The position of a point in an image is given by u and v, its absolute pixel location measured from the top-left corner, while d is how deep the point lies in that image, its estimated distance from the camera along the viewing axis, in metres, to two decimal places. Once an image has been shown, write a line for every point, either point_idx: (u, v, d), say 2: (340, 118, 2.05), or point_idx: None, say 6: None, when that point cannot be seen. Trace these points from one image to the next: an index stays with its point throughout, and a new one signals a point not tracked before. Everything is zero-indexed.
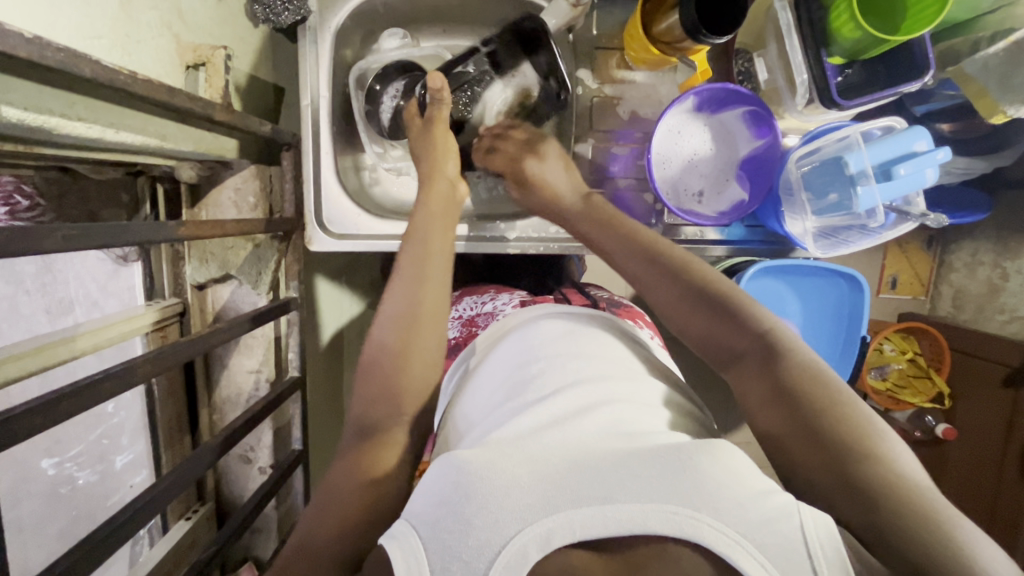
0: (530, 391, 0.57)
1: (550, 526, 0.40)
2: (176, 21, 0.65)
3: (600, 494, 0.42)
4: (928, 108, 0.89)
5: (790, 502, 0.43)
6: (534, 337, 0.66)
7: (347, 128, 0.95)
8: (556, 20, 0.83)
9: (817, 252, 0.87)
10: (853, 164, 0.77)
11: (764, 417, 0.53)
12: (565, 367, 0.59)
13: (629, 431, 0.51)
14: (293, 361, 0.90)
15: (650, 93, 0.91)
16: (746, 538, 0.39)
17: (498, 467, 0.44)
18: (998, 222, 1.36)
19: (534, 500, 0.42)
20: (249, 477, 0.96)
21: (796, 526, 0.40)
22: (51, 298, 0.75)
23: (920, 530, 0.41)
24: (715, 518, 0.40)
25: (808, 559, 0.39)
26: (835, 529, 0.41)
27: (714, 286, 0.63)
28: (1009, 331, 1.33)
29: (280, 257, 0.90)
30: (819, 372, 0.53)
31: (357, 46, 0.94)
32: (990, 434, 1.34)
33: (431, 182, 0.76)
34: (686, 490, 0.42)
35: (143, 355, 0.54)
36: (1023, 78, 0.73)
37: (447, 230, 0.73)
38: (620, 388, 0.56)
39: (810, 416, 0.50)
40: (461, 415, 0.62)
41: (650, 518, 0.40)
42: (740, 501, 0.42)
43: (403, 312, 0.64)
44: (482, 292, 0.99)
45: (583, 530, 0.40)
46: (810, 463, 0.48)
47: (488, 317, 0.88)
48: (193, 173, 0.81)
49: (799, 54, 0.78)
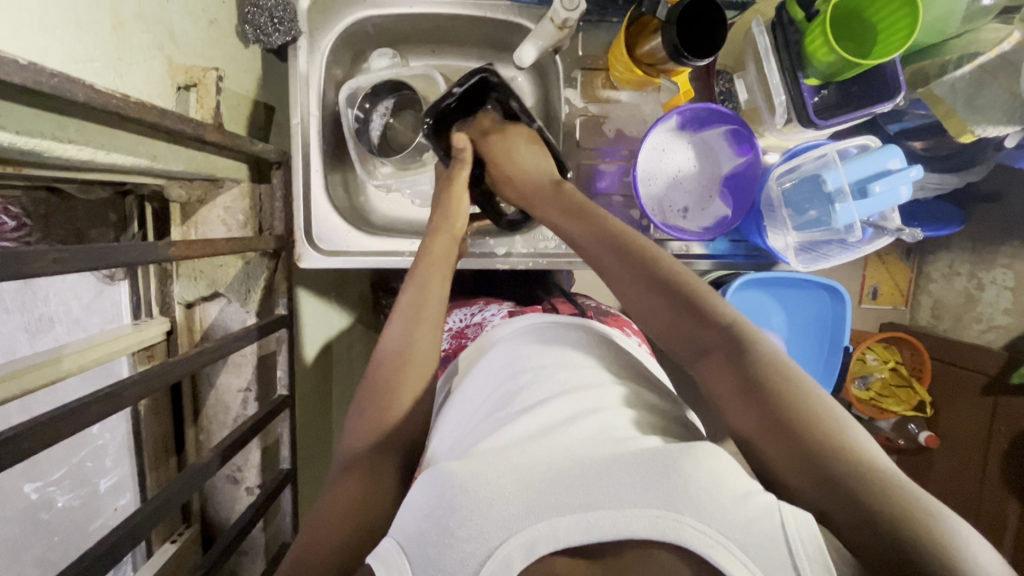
0: (515, 400, 0.58)
1: (535, 534, 0.42)
2: (168, 44, 0.65)
3: (584, 501, 0.43)
4: (901, 126, 0.92)
5: (773, 501, 0.43)
6: (519, 349, 0.67)
7: (337, 147, 0.96)
8: (542, 41, 0.86)
9: (798, 265, 0.90)
10: (831, 181, 0.79)
11: (738, 415, 0.53)
12: (555, 376, 0.61)
13: (615, 435, 0.52)
14: (282, 379, 0.90)
15: (635, 112, 0.94)
16: (728, 537, 0.40)
17: (484, 478, 0.46)
18: (972, 234, 1.41)
19: (518, 509, 0.43)
20: (237, 498, 0.95)
21: (777, 525, 0.41)
22: (31, 315, 0.74)
23: (891, 518, 0.41)
24: (696, 519, 0.41)
25: (789, 556, 0.39)
26: (815, 522, 0.41)
27: (674, 284, 0.62)
28: (987, 339, 1.37)
29: (270, 274, 0.89)
30: (788, 368, 0.53)
31: (347, 65, 0.95)
32: (971, 441, 1.38)
33: (437, 236, 0.78)
34: (669, 492, 0.43)
35: (131, 378, 0.53)
36: (987, 99, 0.77)
37: (445, 284, 0.73)
38: (609, 395, 0.58)
39: (779, 414, 0.50)
40: (446, 429, 0.64)
41: (634, 523, 0.42)
42: (723, 503, 0.42)
43: (397, 352, 0.66)
44: (472, 303, 1.01)
45: (566, 537, 0.42)
46: (783, 461, 0.48)
47: (477, 326, 0.89)
48: (183, 192, 0.81)
49: (777, 75, 0.81)
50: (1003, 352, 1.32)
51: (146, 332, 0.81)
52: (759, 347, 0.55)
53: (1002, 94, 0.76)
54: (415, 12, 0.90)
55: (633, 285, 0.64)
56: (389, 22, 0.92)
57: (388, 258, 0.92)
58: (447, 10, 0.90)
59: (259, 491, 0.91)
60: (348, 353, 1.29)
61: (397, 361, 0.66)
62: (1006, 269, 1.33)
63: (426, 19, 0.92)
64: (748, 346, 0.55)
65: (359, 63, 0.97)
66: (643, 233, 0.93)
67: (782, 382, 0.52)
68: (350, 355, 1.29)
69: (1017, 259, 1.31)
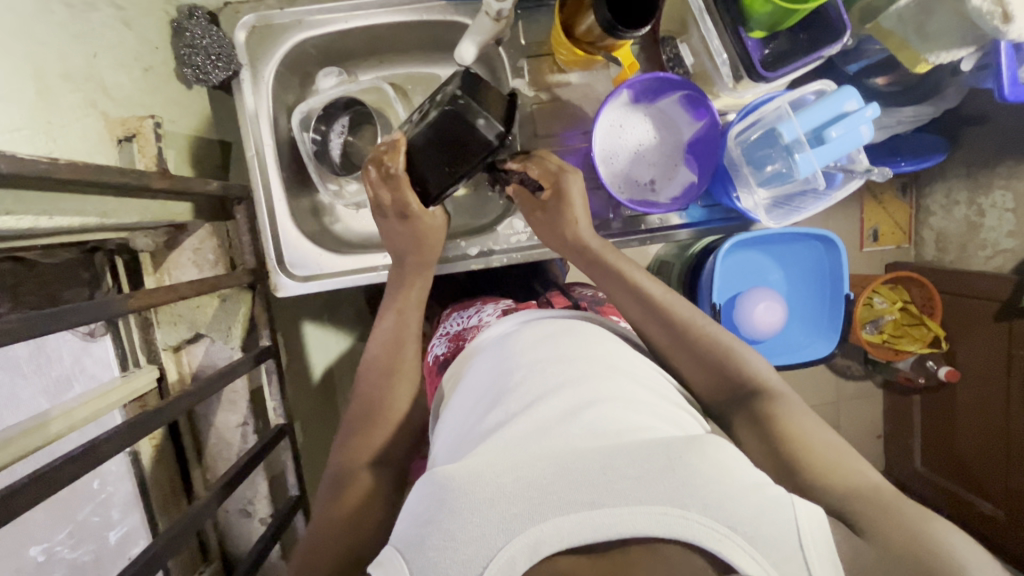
0: (508, 396, 0.58)
1: (537, 536, 0.44)
2: (102, 99, 0.65)
3: (588, 499, 0.45)
4: (859, 66, 0.90)
5: (785, 494, 0.47)
6: (518, 340, 0.67)
7: (298, 172, 0.97)
8: (480, 36, 0.85)
9: (772, 222, 0.87)
10: (786, 133, 0.76)
11: (749, 440, 0.64)
12: (543, 368, 0.60)
13: (612, 428, 0.52)
14: (277, 409, 0.91)
15: (587, 92, 0.93)
16: (736, 531, 0.43)
17: (482, 478, 0.47)
18: (965, 160, 1.38)
19: (520, 510, 0.45)
20: (251, 530, 0.96)
21: (789, 518, 0.45)
22: (48, 377, 0.74)
23: (886, 525, 0.51)
24: (703, 514, 0.43)
25: (800, 551, 0.43)
26: (826, 522, 0.45)
27: (700, 339, 0.71)
28: (994, 266, 1.34)
29: (248, 308, 0.91)
30: (796, 412, 0.64)
31: (297, 89, 0.96)
32: (992, 369, 1.35)
33: (406, 273, 0.79)
34: (675, 488, 0.45)
35: (108, 432, 0.55)
36: (938, 25, 0.71)
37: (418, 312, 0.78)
38: (602, 381, 0.58)
39: (784, 443, 0.61)
40: (443, 429, 0.65)
41: (639, 520, 0.44)
42: (727, 495, 0.45)
43: (386, 362, 0.74)
44: (469, 307, 0.99)
45: (571, 537, 0.44)
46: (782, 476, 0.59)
47: (474, 329, 0.87)
48: (148, 240, 0.83)
49: (716, 38, 0.79)
50: (1012, 276, 1.29)
51: (135, 382, 0.81)
52: (773, 397, 0.66)
53: (952, 17, 0.69)
54: (352, 27, 0.91)
55: (659, 337, 0.72)
56: (329, 42, 0.93)
57: (364, 275, 0.92)
58: (384, 20, 0.90)
59: (271, 521, 0.92)
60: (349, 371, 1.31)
61: (388, 370, 0.73)
62: (1005, 190, 1.29)
63: (366, 31, 0.92)
64: (764, 396, 0.66)
65: (308, 86, 0.98)
66: (614, 213, 0.91)
67: (790, 421, 0.63)
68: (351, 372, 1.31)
69: (1015, 179, 1.26)
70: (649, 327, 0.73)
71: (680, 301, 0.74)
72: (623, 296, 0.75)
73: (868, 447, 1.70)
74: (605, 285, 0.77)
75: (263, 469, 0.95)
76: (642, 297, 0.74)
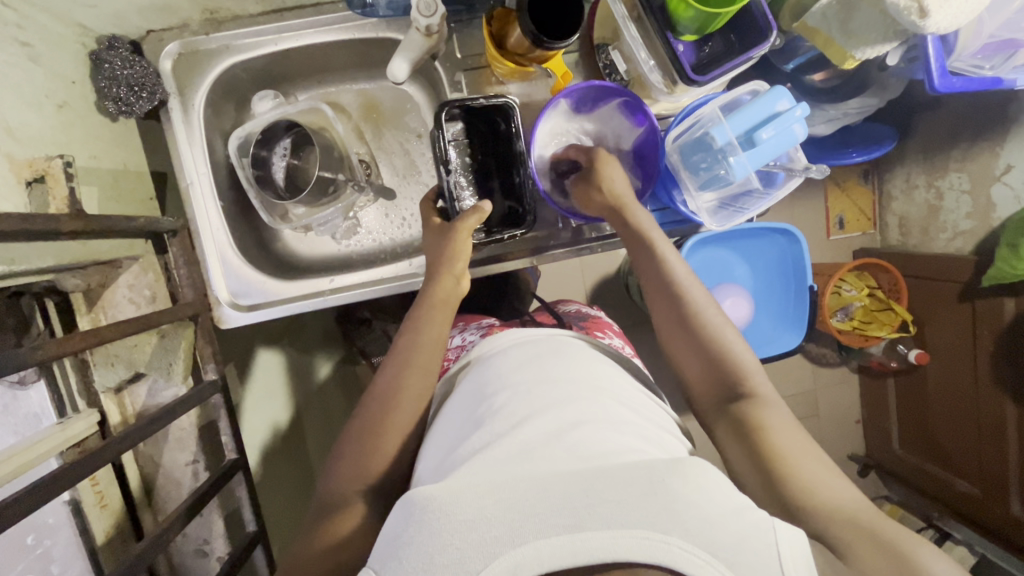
0: (492, 420, 0.58)
1: (518, 558, 0.42)
2: (6, 141, 0.61)
3: (569, 522, 0.43)
4: (796, 63, 0.90)
5: (767, 519, 0.47)
6: (505, 363, 0.66)
7: (240, 199, 0.95)
8: (412, 52, 0.83)
9: (716, 224, 0.87)
10: (719, 138, 0.75)
11: (733, 447, 0.65)
12: (528, 392, 0.60)
13: (596, 450, 0.52)
14: (229, 443, 0.88)
15: (527, 103, 0.92)
16: (717, 558, 0.42)
17: (463, 501, 0.47)
18: (921, 145, 1.39)
19: (501, 532, 0.44)
20: (210, 571, 0.92)
21: (770, 543, 0.45)
22: (18, 417, 0.75)
23: (870, 554, 0.50)
24: (684, 539, 0.43)
25: (780, 570, 0.44)
26: (803, 541, 0.46)
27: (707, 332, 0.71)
28: (956, 247, 1.36)
29: (190, 343, 0.87)
30: (782, 426, 0.64)
31: (233, 114, 0.95)
32: (959, 351, 1.36)
33: (438, 277, 0.76)
34: (659, 513, 0.44)
35: (16, 495, 0.51)
36: (861, 23, 0.71)
37: (443, 325, 0.74)
38: (588, 406, 0.58)
39: (768, 452, 0.61)
40: (425, 455, 0.63)
41: (621, 544, 0.42)
42: (709, 520, 0.45)
43: (384, 394, 0.69)
44: (451, 327, 0.96)
45: (551, 562, 0.42)
46: (762, 487, 0.59)
47: (457, 350, 0.86)
48: (78, 281, 0.79)
49: (642, 48, 0.80)
50: (972, 257, 1.30)
51: (69, 430, 0.77)
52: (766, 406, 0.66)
53: (874, 14, 0.70)
54: (281, 48, 0.89)
55: (670, 327, 0.73)
56: (262, 64, 0.91)
57: (310, 301, 0.90)
58: (317, 40, 0.89)
59: (228, 560, 0.89)
60: (317, 394, 1.29)
61: (389, 399, 0.68)
62: (960, 172, 1.31)
63: (299, 52, 0.91)
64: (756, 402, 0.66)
65: (245, 109, 0.96)
66: (563, 223, 0.92)
67: (777, 431, 0.63)
68: (319, 395, 1.28)
69: (969, 161, 1.29)
70: (660, 310, 0.74)
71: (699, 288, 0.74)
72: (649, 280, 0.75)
73: (848, 433, 1.70)
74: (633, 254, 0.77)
75: (217, 504, 0.92)
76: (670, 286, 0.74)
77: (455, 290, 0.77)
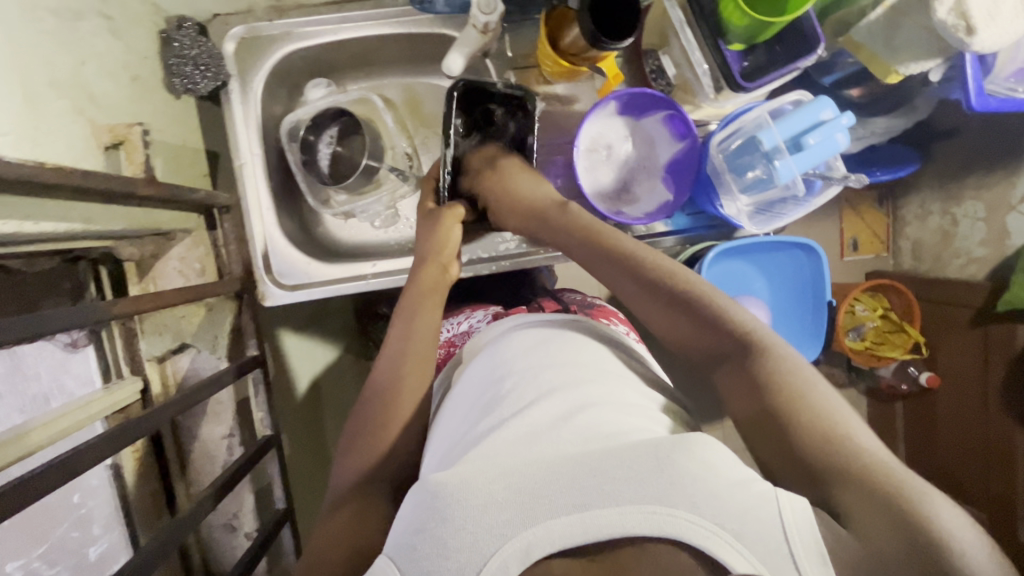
0: (500, 404, 0.58)
1: (529, 540, 0.44)
2: (89, 106, 0.65)
3: (577, 502, 0.45)
4: (834, 78, 0.93)
5: (770, 489, 0.47)
6: (506, 349, 0.66)
7: (286, 183, 0.98)
8: (468, 48, 0.86)
9: (754, 228, 0.90)
10: (766, 141, 0.79)
11: (744, 413, 0.57)
12: (535, 375, 0.59)
13: (603, 432, 0.52)
14: (265, 420, 0.90)
15: (571, 103, 0.95)
16: (725, 528, 0.43)
17: (473, 485, 0.47)
18: (937, 172, 1.42)
19: (511, 515, 0.45)
20: (237, 545, 0.94)
21: (775, 513, 0.44)
22: (24, 397, 0.70)
23: (891, 525, 0.44)
24: (691, 512, 0.44)
25: (786, 546, 0.43)
26: (811, 510, 0.45)
27: (687, 297, 0.64)
28: (969, 273, 1.38)
29: (235, 317, 0.92)
30: (800, 378, 0.55)
31: (285, 100, 0.97)
32: (969, 374, 1.38)
33: (425, 266, 0.78)
34: (663, 488, 0.45)
35: (91, 441, 0.53)
36: (905, 39, 0.75)
37: (433, 311, 0.74)
38: (598, 389, 0.57)
39: (786, 418, 0.53)
40: (437, 439, 0.64)
41: (629, 520, 0.44)
42: (718, 492, 0.45)
43: (388, 387, 0.69)
44: (456, 314, 0.98)
45: (562, 540, 0.44)
46: (780, 461, 0.53)
47: (464, 335, 0.88)
48: (134, 249, 0.81)
49: (697, 50, 0.82)
50: (985, 283, 1.33)
51: (115, 394, 0.79)
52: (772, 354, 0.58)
53: (916, 31, 0.73)
54: (341, 39, 0.92)
55: (638, 299, 0.66)
56: (318, 53, 0.94)
57: (352, 284, 0.92)
58: (373, 32, 0.92)
59: (257, 535, 0.90)
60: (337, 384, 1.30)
61: (386, 394, 0.68)
62: (975, 201, 1.34)
63: (354, 44, 0.94)
64: (759, 354, 0.58)
65: (297, 96, 0.99)
66: None
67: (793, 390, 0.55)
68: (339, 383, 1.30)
69: (985, 189, 1.32)
70: (626, 285, 0.67)
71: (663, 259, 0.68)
72: (601, 263, 0.70)
73: None
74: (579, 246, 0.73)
75: (249, 481, 0.93)
76: (626, 264, 0.68)
77: (443, 277, 0.78)
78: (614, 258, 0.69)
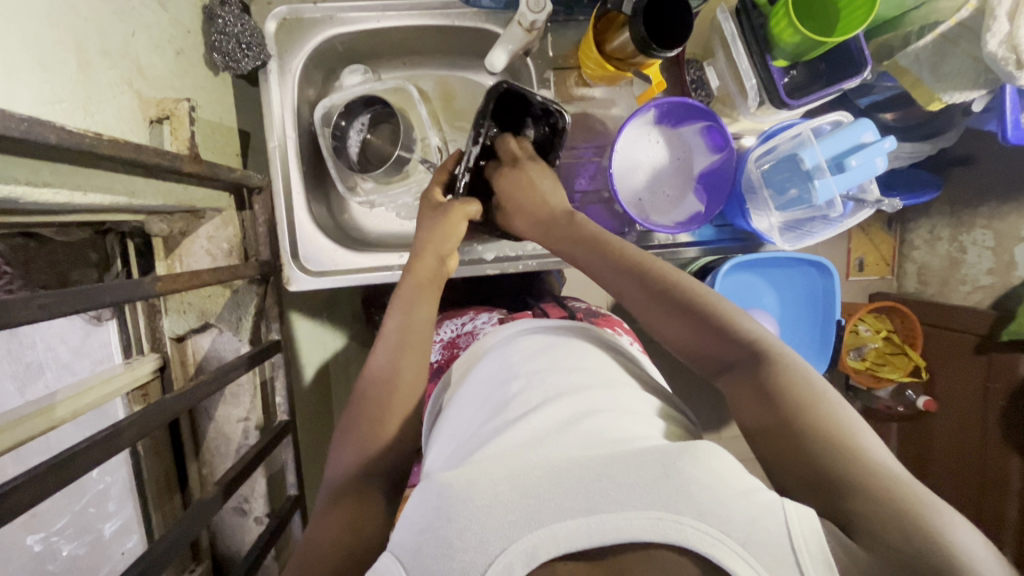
0: (507, 408, 0.57)
1: (535, 541, 0.42)
2: (136, 78, 0.64)
3: (584, 505, 0.43)
4: (870, 100, 0.95)
5: (776, 500, 0.44)
6: (512, 354, 0.66)
7: (316, 166, 0.97)
8: (512, 45, 0.86)
9: (783, 244, 0.91)
10: (808, 159, 0.80)
11: (754, 417, 0.56)
12: (541, 381, 0.59)
13: (608, 438, 0.51)
14: (282, 405, 0.89)
15: (609, 107, 0.95)
16: (730, 536, 0.41)
17: (478, 486, 0.46)
18: (948, 200, 1.43)
19: (517, 516, 0.43)
20: (246, 529, 0.93)
21: (780, 522, 0.41)
22: (19, 363, 0.69)
23: (891, 524, 0.43)
24: (697, 519, 0.41)
25: (792, 554, 0.40)
26: (818, 522, 0.42)
27: (697, 302, 0.65)
28: (974, 301, 1.39)
29: (261, 301, 0.88)
30: (807, 382, 0.56)
31: (320, 84, 0.96)
32: (967, 400, 1.39)
33: (423, 254, 0.76)
34: (669, 493, 0.43)
35: (130, 417, 0.53)
36: (952, 66, 0.76)
37: (430, 305, 0.73)
38: (599, 396, 0.57)
39: (793, 416, 0.53)
40: (440, 443, 0.62)
41: (636, 526, 0.42)
42: (725, 500, 0.43)
43: (383, 381, 0.67)
44: (460, 314, 0.98)
45: (568, 543, 0.42)
46: (791, 461, 0.51)
47: (468, 336, 0.87)
48: (164, 225, 0.80)
49: (745, 60, 0.81)
50: (990, 312, 1.34)
51: (137, 371, 0.79)
52: (780, 360, 0.58)
53: (967, 60, 0.75)
54: (383, 26, 0.91)
55: (650, 300, 0.67)
56: (357, 39, 0.93)
57: (377, 274, 0.91)
58: (414, 23, 0.91)
59: (268, 520, 0.90)
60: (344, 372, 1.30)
61: (383, 388, 0.67)
62: (985, 230, 1.35)
63: (394, 33, 0.93)
64: (771, 359, 0.59)
65: (331, 81, 0.98)
66: (628, 229, 0.93)
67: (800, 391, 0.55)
68: (347, 371, 1.29)
69: (995, 220, 1.33)
70: (641, 287, 0.68)
71: (671, 267, 0.69)
72: (613, 264, 0.71)
73: None
74: (588, 250, 0.73)
75: (263, 466, 0.92)
76: (639, 266, 0.69)
77: (441, 270, 0.77)
78: (627, 261, 0.70)
